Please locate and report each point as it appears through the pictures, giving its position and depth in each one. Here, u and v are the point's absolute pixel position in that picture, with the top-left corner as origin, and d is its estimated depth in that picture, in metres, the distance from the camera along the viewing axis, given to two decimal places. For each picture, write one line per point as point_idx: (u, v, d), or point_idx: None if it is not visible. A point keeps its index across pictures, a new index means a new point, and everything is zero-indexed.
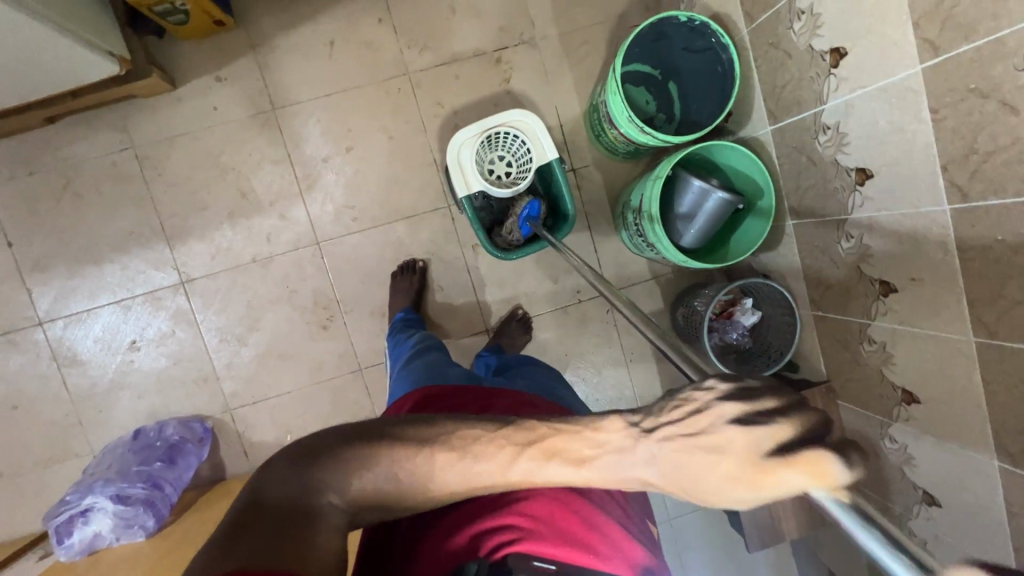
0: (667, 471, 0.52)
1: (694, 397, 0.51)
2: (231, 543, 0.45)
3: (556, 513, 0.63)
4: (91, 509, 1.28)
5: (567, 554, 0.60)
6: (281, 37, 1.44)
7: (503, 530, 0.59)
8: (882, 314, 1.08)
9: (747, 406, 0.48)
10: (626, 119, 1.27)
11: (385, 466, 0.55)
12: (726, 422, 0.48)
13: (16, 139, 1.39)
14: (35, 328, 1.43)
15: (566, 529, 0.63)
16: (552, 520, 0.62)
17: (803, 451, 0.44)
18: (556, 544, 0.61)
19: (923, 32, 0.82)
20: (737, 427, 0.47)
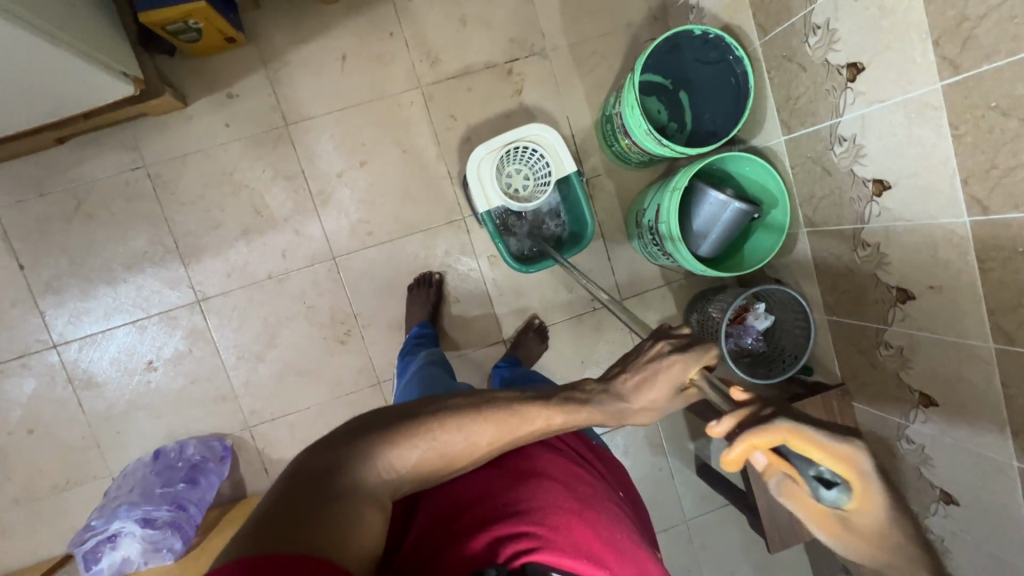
0: (637, 397, 0.69)
1: (663, 353, 0.69)
2: (281, 513, 0.50)
3: (571, 525, 0.65)
4: (117, 534, 1.28)
5: (580, 567, 0.62)
6: (292, 52, 1.43)
7: (522, 539, 0.61)
8: (899, 320, 1.11)
9: (683, 348, 0.68)
10: (642, 132, 1.28)
11: (436, 442, 0.62)
12: (668, 352, 0.68)
13: (25, 160, 1.37)
14: (49, 351, 1.42)
15: (582, 542, 0.64)
16: (567, 531, 0.64)
17: (700, 346, 0.67)
18: (572, 556, 0.62)
19: (944, 51, 0.85)
20: (676, 354, 0.68)
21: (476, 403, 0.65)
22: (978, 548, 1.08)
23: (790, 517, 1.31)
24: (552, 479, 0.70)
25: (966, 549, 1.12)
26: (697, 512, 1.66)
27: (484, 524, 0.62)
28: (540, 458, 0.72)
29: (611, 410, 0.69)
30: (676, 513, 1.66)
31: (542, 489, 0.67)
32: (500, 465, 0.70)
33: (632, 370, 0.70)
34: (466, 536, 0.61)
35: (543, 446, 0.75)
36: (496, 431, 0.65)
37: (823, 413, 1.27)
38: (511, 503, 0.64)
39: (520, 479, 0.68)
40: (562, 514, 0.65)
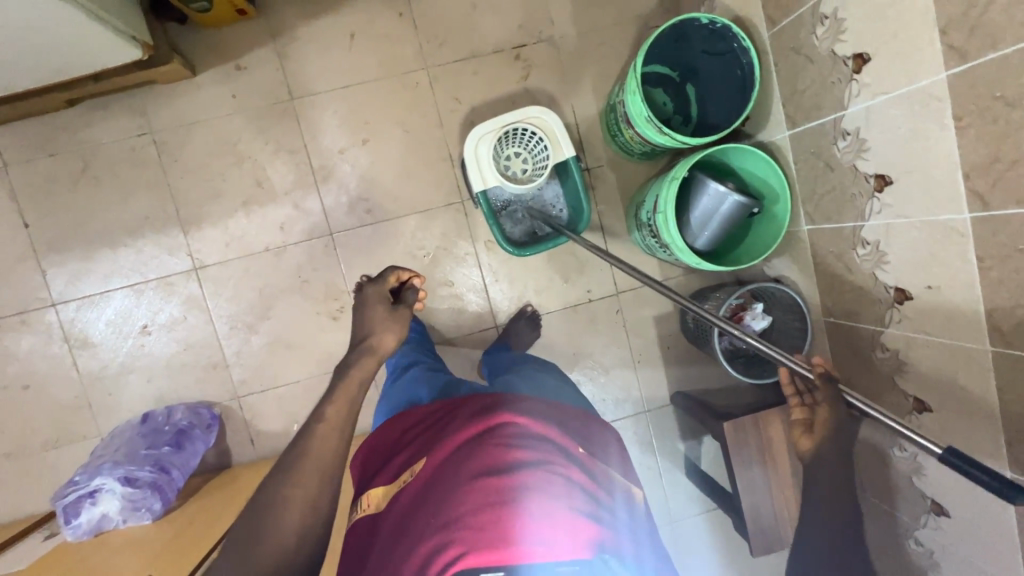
0: (371, 330, 0.87)
1: (365, 296, 0.93)
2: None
3: (495, 514, 0.64)
4: (98, 490, 1.26)
5: (507, 557, 0.61)
6: (302, 28, 1.45)
7: (446, 548, 0.61)
8: (897, 321, 1.08)
9: (384, 283, 0.95)
10: (643, 120, 1.27)
11: (269, 519, 0.62)
12: (376, 289, 0.94)
13: (36, 121, 1.40)
14: (48, 309, 1.44)
15: (508, 527, 0.63)
16: (490, 525, 0.63)
17: (389, 273, 0.96)
18: (500, 547, 0.61)
19: (951, 39, 0.82)
20: (372, 288, 0.94)
21: (280, 469, 0.67)
22: (966, 562, 1.05)
23: (777, 521, 1.28)
24: (473, 473, 0.69)
25: (955, 562, 1.09)
26: (683, 514, 1.63)
27: (414, 541, 0.64)
28: (465, 455, 0.72)
29: (364, 347, 0.84)
30: (663, 514, 1.63)
31: (463, 491, 0.67)
32: (430, 481, 0.71)
33: (366, 318, 0.90)
34: (401, 561, 0.63)
35: (465, 444, 0.74)
36: (309, 474, 0.66)
37: None
38: (435, 519, 0.65)
39: (442, 491, 0.68)
40: (484, 512, 0.64)
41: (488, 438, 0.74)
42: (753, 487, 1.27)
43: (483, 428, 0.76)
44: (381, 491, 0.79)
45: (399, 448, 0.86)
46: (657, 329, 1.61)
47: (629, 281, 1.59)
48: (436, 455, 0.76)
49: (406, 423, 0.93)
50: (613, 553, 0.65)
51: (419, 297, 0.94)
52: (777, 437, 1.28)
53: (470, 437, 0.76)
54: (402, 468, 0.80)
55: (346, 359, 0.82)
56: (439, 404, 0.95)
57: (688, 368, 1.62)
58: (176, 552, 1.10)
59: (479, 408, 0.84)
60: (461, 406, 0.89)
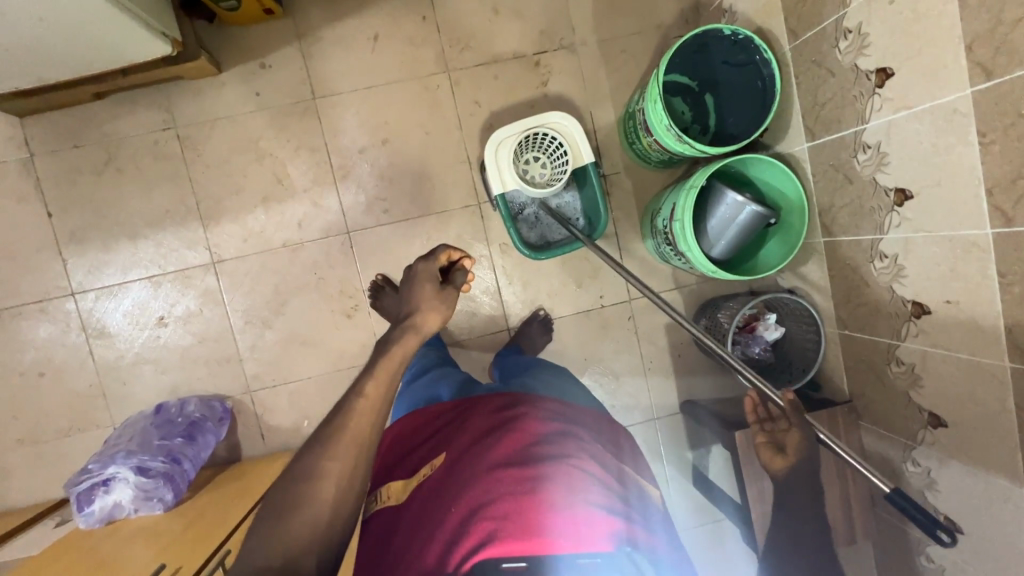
0: (419, 312, 0.87)
1: (417, 274, 0.93)
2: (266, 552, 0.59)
3: (522, 508, 0.66)
4: (112, 478, 1.26)
5: (532, 548, 0.61)
6: (327, 28, 1.47)
7: (472, 539, 0.63)
8: (913, 335, 1.08)
9: (433, 263, 0.94)
10: (663, 128, 1.28)
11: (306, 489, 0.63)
12: (427, 269, 0.93)
13: (63, 112, 1.42)
14: (67, 298, 1.46)
15: (534, 521, 0.65)
16: (517, 516, 0.65)
17: (441, 251, 0.95)
18: (525, 538, 0.62)
19: (976, 55, 0.83)
20: (424, 267, 0.93)
21: (316, 440, 0.67)
22: None
23: None
24: (502, 470, 0.72)
25: None
26: (689, 524, 1.63)
27: (441, 532, 0.65)
28: (493, 453, 0.75)
29: (407, 328, 0.84)
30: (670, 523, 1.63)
31: (490, 486, 0.70)
32: (454, 475, 0.73)
33: (412, 299, 0.89)
34: (426, 553, 0.64)
35: (492, 442, 0.77)
36: (343, 447, 0.66)
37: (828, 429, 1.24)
38: (461, 511, 0.67)
39: (467, 486, 0.70)
40: (511, 504, 0.67)
41: (512, 440, 0.77)
42: (762, 498, 1.27)
43: (507, 430, 0.80)
44: (400, 482, 0.80)
45: (415, 444, 0.87)
46: (669, 337, 1.61)
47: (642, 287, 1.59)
48: (459, 452, 0.78)
49: (422, 419, 0.94)
50: (633, 546, 0.66)
51: (468, 281, 0.95)
52: None
53: (498, 436, 0.79)
54: (421, 461, 0.81)
55: (389, 334, 0.82)
56: (455, 402, 0.98)
57: (698, 376, 1.62)
58: (188, 542, 1.11)
59: (503, 410, 0.87)
60: (479, 406, 0.92)
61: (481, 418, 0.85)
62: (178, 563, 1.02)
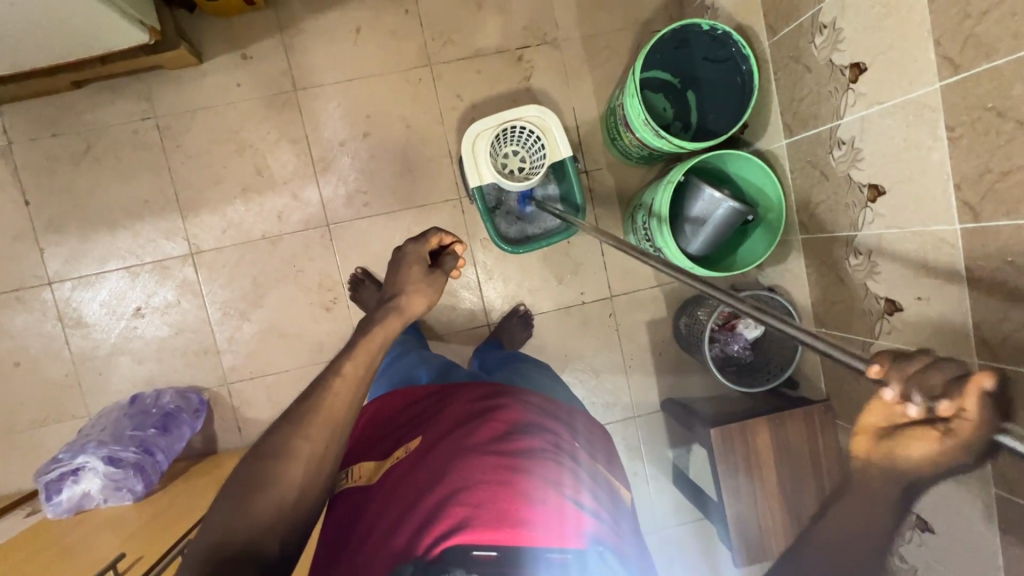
0: (407, 293, 0.84)
1: (407, 254, 0.89)
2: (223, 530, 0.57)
3: (497, 497, 0.62)
4: (81, 468, 1.25)
5: (503, 540, 0.57)
6: (309, 20, 1.47)
7: (440, 524, 0.58)
8: (886, 333, 1.07)
9: (423, 243, 0.91)
10: (642, 123, 1.27)
11: (278, 466, 0.61)
12: (417, 250, 0.90)
13: (42, 101, 1.42)
14: (44, 288, 1.45)
15: (508, 511, 0.60)
16: (491, 504, 0.61)
17: (435, 232, 0.92)
18: (496, 529, 0.58)
19: (944, 49, 0.83)
20: (414, 247, 0.90)
21: (291, 415, 0.65)
22: None
23: (759, 529, 1.26)
24: (478, 456, 0.67)
25: None
26: (669, 522, 1.62)
27: (408, 515, 0.61)
28: (471, 438, 0.71)
29: (391, 311, 0.81)
30: (650, 522, 1.62)
31: (464, 470, 0.65)
32: (429, 459, 0.69)
33: (400, 278, 0.86)
34: (390, 536, 0.59)
35: (471, 427, 0.73)
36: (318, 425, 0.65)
37: (803, 429, 1.26)
38: (431, 494, 0.63)
39: (440, 470, 0.66)
40: (485, 491, 0.62)
41: (492, 426, 0.73)
42: (737, 496, 1.26)
43: (488, 416, 0.75)
44: (372, 464, 0.76)
45: (392, 428, 0.83)
46: (651, 335, 1.61)
47: (623, 284, 1.59)
48: (435, 436, 0.74)
49: (399, 402, 0.91)
50: (608, 546, 0.62)
51: (458, 265, 0.92)
52: (764, 445, 1.27)
53: (478, 421, 0.74)
54: (396, 444, 0.78)
55: (372, 318, 0.80)
56: (436, 387, 0.94)
57: (679, 374, 1.61)
58: (155, 533, 1.10)
59: (486, 396, 0.83)
60: (461, 391, 0.88)
61: (463, 403, 0.81)
62: (141, 553, 1.01)
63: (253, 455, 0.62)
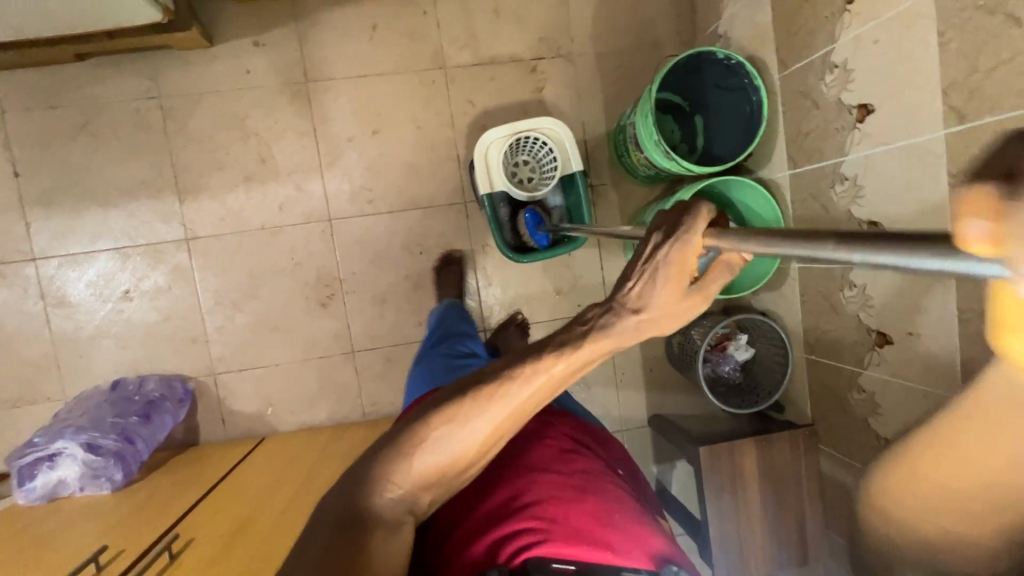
0: None
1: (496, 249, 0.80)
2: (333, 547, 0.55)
3: (569, 514, 0.67)
4: (58, 454, 1.20)
5: (582, 555, 0.63)
6: (326, 13, 1.45)
7: (521, 536, 0.63)
8: (875, 364, 1.11)
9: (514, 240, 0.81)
10: (652, 144, 1.29)
11: (438, 443, 0.59)
12: None
13: (41, 71, 1.37)
14: (27, 263, 1.40)
15: (580, 528, 0.66)
16: (563, 520, 0.66)
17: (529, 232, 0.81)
18: (573, 544, 0.64)
19: (951, 100, 0.87)
20: None
21: (463, 388, 0.60)
22: None
23: (740, 548, 1.29)
24: (546, 473, 0.72)
25: None
26: None
27: (485, 527, 0.65)
28: (535, 455, 0.76)
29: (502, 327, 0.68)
30: None
31: (533, 484, 0.70)
32: (493, 468, 0.74)
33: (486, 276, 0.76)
34: (468, 543, 0.65)
35: (533, 443, 0.79)
36: (497, 411, 0.59)
37: (788, 452, 1.29)
38: (505, 505, 0.67)
39: (506, 479, 0.71)
40: (556, 506, 0.67)
41: (550, 445, 0.78)
42: (721, 515, 1.29)
43: (545, 435, 0.81)
44: None
45: None
46: (643, 351, 1.63)
47: None
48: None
49: None
50: (675, 566, 0.68)
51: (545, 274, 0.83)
52: (750, 466, 1.29)
53: (536, 439, 0.80)
54: None
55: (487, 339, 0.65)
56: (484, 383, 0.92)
57: (668, 392, 1.64)
58: (131, 524, 1.07)
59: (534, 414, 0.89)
60: None
61: None
62: (120, 545, 0.98)
63: (408, 423, 0.60)
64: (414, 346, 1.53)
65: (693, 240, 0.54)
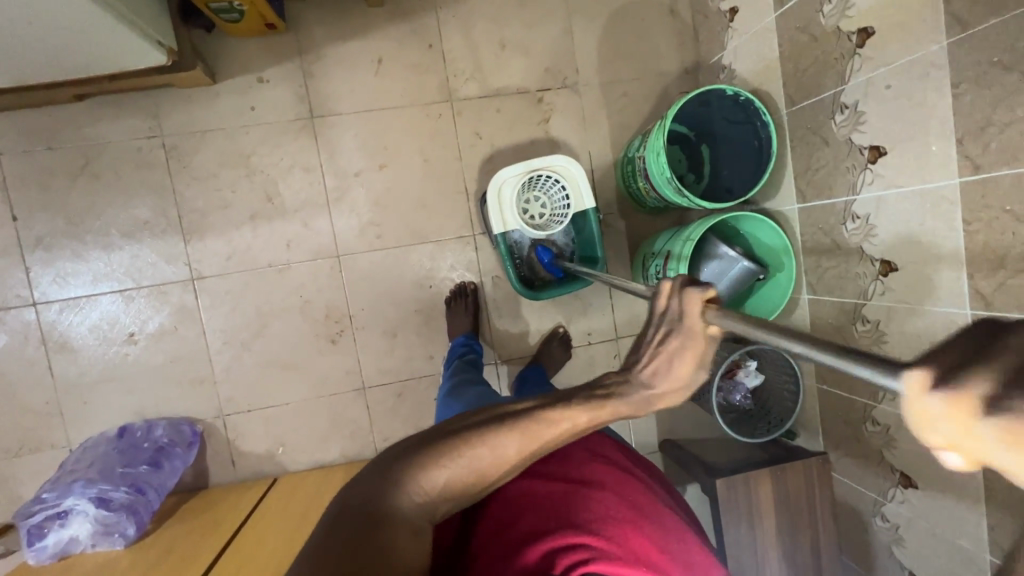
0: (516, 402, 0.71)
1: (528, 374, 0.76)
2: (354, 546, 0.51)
3: (626, 535, 0.64)
4: (69, 511, 1.19)
5: None
6: (331, 47, 1.44)
7: (575, 550, 0.60)
8: (889, 400, 1.12)
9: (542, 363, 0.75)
10: (664, 180, 1.30)
11: (465, 458, 0.57)
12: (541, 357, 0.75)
13: (37, 111, 1.34)
14: (27, 308, 1.36)
15: (636, 553, 0.63)
16: (621, 540, 0.63)
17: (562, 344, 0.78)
18: (629, 566, 0.61)
19: (966, 149, 0.89)
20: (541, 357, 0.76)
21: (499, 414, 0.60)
22: None
23: None
24: (602, 488, 0.69)
25: None
26: None
27: (538, 535, 0.61)
28: (591, 467, 0.72)
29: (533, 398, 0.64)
30: None
31: (592, 500, 0.67)
32: (548, 479, 0.69)
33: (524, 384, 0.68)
34: (519, 551, 0.61)
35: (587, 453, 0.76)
36: (529, 440, 0.58)
37: (803, 482, 1.30)
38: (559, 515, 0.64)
39: (560, 494, 0.67)
40: (617, 527, 0.64)
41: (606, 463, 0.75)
42: (738, 546, 1.29)
43: (599, 450, 0.77)
44: None
45: None
46: None
47: (630, 326, 1.61)
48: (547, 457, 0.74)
49: None
50: None
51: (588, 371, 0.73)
52: (766, 497, 1.31)
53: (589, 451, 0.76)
54: None
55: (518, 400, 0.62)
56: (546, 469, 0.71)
57: (679, 417, 1.64)
58: None
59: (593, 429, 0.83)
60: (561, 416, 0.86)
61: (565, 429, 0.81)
62: None
63: (441, 432, 0.60)
64: (425, 380, 1.52)
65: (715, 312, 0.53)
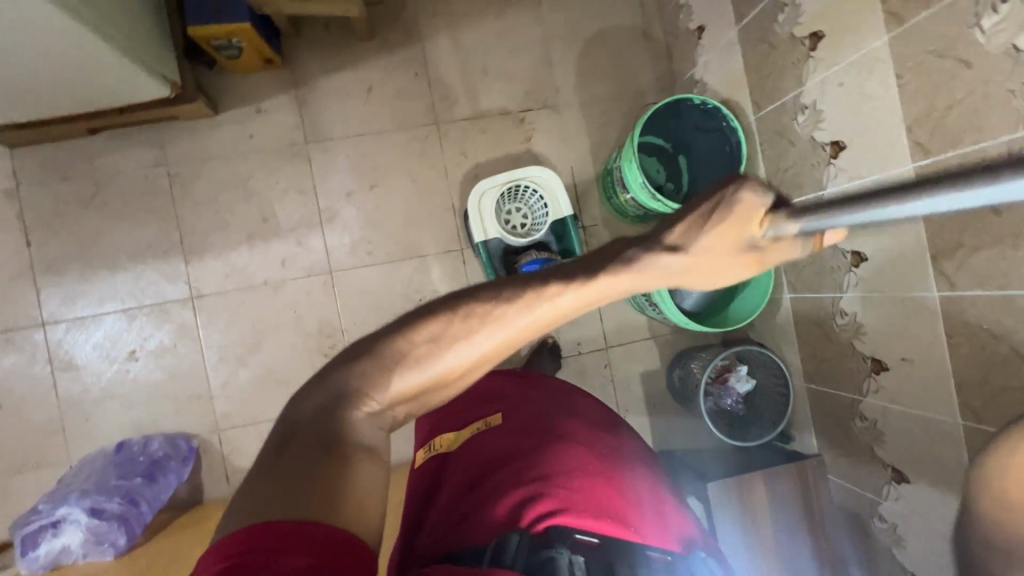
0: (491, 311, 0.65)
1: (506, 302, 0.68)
2: (305, 469, 0.50)
3: (595, 488, 0.66)
4: (62, 520, 1.25)
5: (605, 526, 0.62)
6: (324, 79, 1.54)
7: (543, 504, 0.62)
8: (874, 392, 1.12)
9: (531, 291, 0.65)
10: (638, 187, 1.35)
11: (425, 362, 0.55)
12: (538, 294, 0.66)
13: (54, 145, 1.45)
14: (36, 329, 1.43)
15: (605, 505, 0.65)
16: (589, 493, 0.65)
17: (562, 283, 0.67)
18: (596, 518, 0.63)
19: (916, 136, 0.92)
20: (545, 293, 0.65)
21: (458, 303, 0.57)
22: None
23: None
24: (572, 444, 0.72)
25: None
26: None
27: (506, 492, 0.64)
28: (563, 426, 0.75)
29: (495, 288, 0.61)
30: None
31: (558, 457, 0.69)
32: (518, 439, 0.72)
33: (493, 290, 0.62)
34: (489, 506, 0.63)
35: (560, 413, 0.78)
36: (488, 333, 0.56)
37: (798, 485, 1.27)
38: (527, 473, 0.66)
39: (528, 454, 0.69)
40: (586, 480, 0.67)
41: (579, 420, 0.77)
42: (735, 553, 1.25)
43: (573, 410, 0.79)
44: (451, 435, 0.80)
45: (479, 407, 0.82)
46: (645, 386, 1.63)
47: (619, 335, 1.62)
48: (520, 418, 0.76)
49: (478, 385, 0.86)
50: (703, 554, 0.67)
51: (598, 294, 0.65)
52: (761, 501, 1.27)
53: (562, 412, 0.79)
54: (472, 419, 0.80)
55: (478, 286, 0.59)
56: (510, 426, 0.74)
57: (674, 426, 1.62)
58: None
59: (566, 389, 0.84)
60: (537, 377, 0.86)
61: (537, 391, 0.82)
62: None
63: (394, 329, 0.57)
64: None
65: (762, 200, 0.51)
